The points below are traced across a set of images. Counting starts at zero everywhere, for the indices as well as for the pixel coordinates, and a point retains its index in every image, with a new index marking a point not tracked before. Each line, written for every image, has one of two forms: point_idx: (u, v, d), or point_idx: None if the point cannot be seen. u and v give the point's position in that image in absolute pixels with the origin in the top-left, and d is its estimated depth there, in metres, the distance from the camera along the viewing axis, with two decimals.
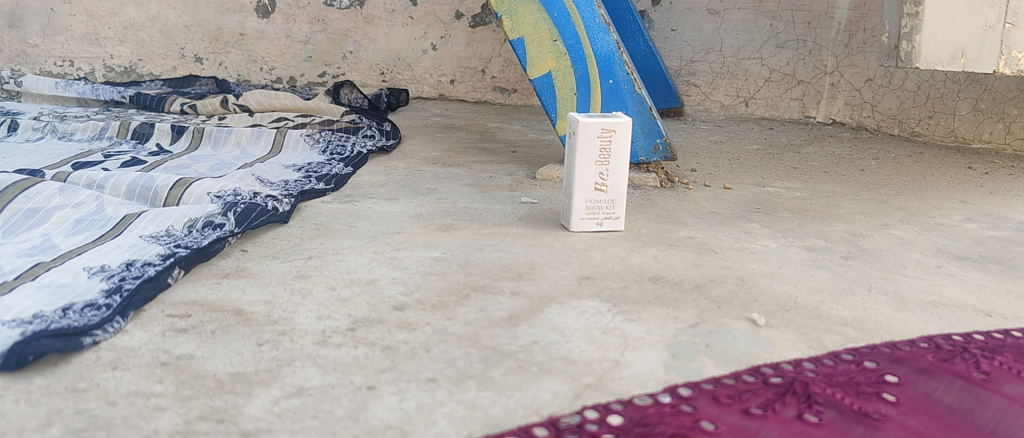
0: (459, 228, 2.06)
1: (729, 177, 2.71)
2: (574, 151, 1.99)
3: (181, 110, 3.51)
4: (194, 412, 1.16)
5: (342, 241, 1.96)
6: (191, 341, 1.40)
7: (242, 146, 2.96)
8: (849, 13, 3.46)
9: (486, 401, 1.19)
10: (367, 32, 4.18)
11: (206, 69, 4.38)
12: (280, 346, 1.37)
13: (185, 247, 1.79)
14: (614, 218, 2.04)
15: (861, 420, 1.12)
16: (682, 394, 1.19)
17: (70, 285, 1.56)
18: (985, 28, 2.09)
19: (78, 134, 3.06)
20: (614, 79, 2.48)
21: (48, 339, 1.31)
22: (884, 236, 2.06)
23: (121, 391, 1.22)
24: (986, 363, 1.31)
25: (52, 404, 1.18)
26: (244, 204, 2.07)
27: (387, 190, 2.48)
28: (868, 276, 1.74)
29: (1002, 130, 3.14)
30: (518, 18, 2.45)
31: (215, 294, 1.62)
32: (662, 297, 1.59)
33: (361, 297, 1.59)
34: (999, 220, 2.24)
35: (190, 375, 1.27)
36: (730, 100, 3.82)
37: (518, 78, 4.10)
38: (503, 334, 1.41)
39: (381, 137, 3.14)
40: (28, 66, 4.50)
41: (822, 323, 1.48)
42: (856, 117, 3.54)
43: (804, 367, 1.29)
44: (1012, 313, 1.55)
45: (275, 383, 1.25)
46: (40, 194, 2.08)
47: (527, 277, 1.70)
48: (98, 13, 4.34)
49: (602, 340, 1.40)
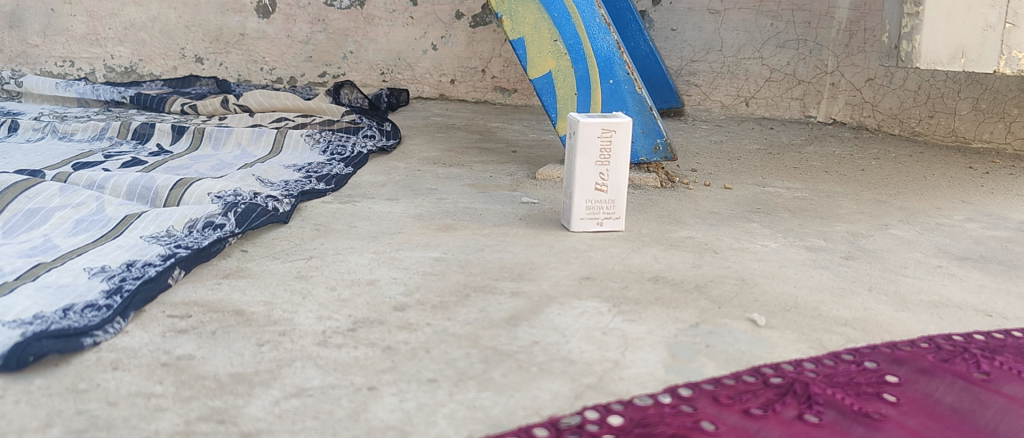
0: (459, 228, 2.06)
1: (730, 177, 2.71)
2: (574, 151, 1.98)
3: (181, 110, 3.52)
4: (194, 412, 1.16)
5: (342, 241, 1.96)
6: (191, 341, 1.40)
7: (243, 147, 2.96)
8: (849, 13, 3.46)
9: (486, 402, 1.19)
10: (367, 32, 4.19)
11: (206, 69, 4.38)
12: (281, 346, 1.38)
13: (185, 248, 1.79)
14: (614, 218, 2.04)
15: (861, 420, 1.12)
16: (682, 394, 1.19)
17: (71, 285, 1.56)
18: (985, 28, 2.09)
19: (78, 134, 3.07)
20: (614, 79, 2.48)
21: (49, 340, 1.31)
22: (883, 236, 2.06)
23: (122, 392, 1.22)
24: (986, 363, 1.31)
25: (52, 404, 1.18)
26: (245, 204, 2.07)
27: (387, 191, 2.48)
28: (868, 276, 1.74)
29: (1003, 130, 3.14)
30: (518, 18, 2.45)
31: (216, 294, 1.62)
32: (662, 297, 1.59)
33: (362, 297, 1.59)
34: (1000, 220, 2.24)
35: (190, 375, 1.27)
36: (730, 100, 3.82)
37: (518, 78, 4.10)
38: (503, 334, 1.41)
39: (381, 137, 3.15)
40: (28, 66, 4.50)
41: (822, 323, 1.48)
42: (856, 117, 3.54)
43: (804, 367, 1.29)
44: (1012, 313, 1.55)
45: (275, 383, 1.25)
46: (40, 195, 2.08)
47: (527, 277, 1.70)
48: (98, 13, 4.34)
49: (602, 340, 1.40)
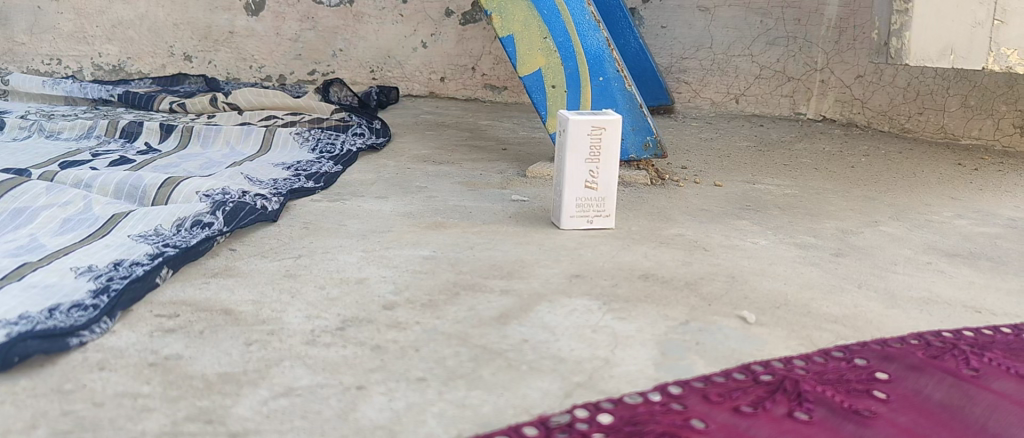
0: (449, 227, 2.06)
1: (720, 174, 2.71)
2: (564, 148, 1.97)
3: (170, 108, 3.48)
4: (181, 413, 1.15)
5: (331, 240, 1.95)
6: (179, 341, 1.39)
7: (232, 145, 2.94)
8: (839, 10, 3.46)
9: (475, 401, 1.18)
10: (357, 29, 4.17)
11: (195, 67, 4.35)
12: (269, 346, 1.37)
13: (173, 247, 1.78)
14: (604, 216, 2.04)
15: (852, 417, 1.12)
16: (672, 392, 1.19)
17: (57, 286, 1.54)
18: (974, 25, 2.09)
19: (65, 132, 3.04)
20: (604, 76, 2.47)
21: (35, 340, 1.30)
22: (873, 232, 2.06)
23: (109, 392, 1.21)
24: (976, 359, 1.31)
25: (38, 406, 1.17)
26: (234, 203, 2.06)
27: (377, 189, 2.47)
28: (858, 273, 1.74)
29: (991, 127, 3.17)
30: (507, 15, 2.43)
31: (204, 293, 1.61)
32: (652, 294, 1.59)
33: (351, 296, 1.58)
34: (989, 216, 2.25)
35: (178, 375, 1.26)
36: (720, 97, 3.81)
37: (508, 76, 4.09)
38: (493, 333, 1.41)
39: (370, 135, 3.13)
40: (15, 64, 4.45)
41: (813, 321, 1.48)
42: (846, 114, 3.55)
43: (794, 365, 1.28)
44: (1001, 310, 1.55)
45: (264, 383, 1.24)
46: (26, 195, 2.07)
47: (517, 275, 1.69)
48: (86, 11, 4.31)
49: (592, 338, 1.39)
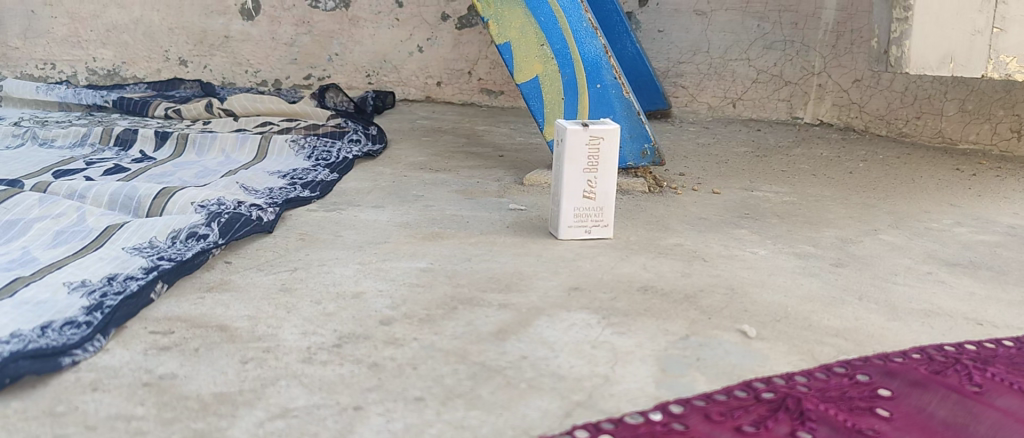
0: (447, 237, 2.04)
1: (718, 181, 2.69)
2: (562, 159, 1.96)
3: (165, 114, 3.46)
4: (176, 436, 1.14)
5: (328, 252, 1.93)
6: (173, 360, 1.37)
7: (227, 153, 2.93)
8: (836, 14, 3.45)
9: (474, 421, 1.17)
10: (353, 34, 4.15)
11: (191, 72, 4.33)
12: (265, 364, 1.35)
13: (168, 261, 1.76)
14: (602, 226, 2.02)
15: (855, 437, 1.11)
16: (673, 411, 1.18)
17: (49, 302, 1.52)
18: (974, 33, 2.09)
19: (59, 140, 3.02)
20: (602, 83, 2.46)
21: (26, 361, 1.28)
22: (873, 241, 2.05)
23: (102, 415, 1.19)
24: (979, 375, 1.30)
25: (29, 429, 1.15)
26: (229, 214, 2.04)
27: (373, 198, 2.45)
28: (858, 284, 1.73)
29: (989, 131, 3.17)
30: (505, 22, 2.42)
31: (199, 309, 1.59)
32: (652, 308, 1.57)
33: (347, 311, 1.57)
34: (989, 223, 2.24)
35: (173, 396, 1.24)
36: (717, 101, 3.79)
37: (505, 80, 4.07)
38: (492, 349, 1.39)
39: (367, 141, 3.11)
40: (9, 69, 4.43)
41: (814, 334, 1.46)
42: (843, 118, 3.54)
43: (796, 381, 1.27)
44: (1003, 322, 1.54)
45: (260, 404, 1.22)
46: (19, 206, 2.06)
47: (515, 288, 1.68)
48: (80, 15, 4.28)
49: (591, 354, 1.38)
